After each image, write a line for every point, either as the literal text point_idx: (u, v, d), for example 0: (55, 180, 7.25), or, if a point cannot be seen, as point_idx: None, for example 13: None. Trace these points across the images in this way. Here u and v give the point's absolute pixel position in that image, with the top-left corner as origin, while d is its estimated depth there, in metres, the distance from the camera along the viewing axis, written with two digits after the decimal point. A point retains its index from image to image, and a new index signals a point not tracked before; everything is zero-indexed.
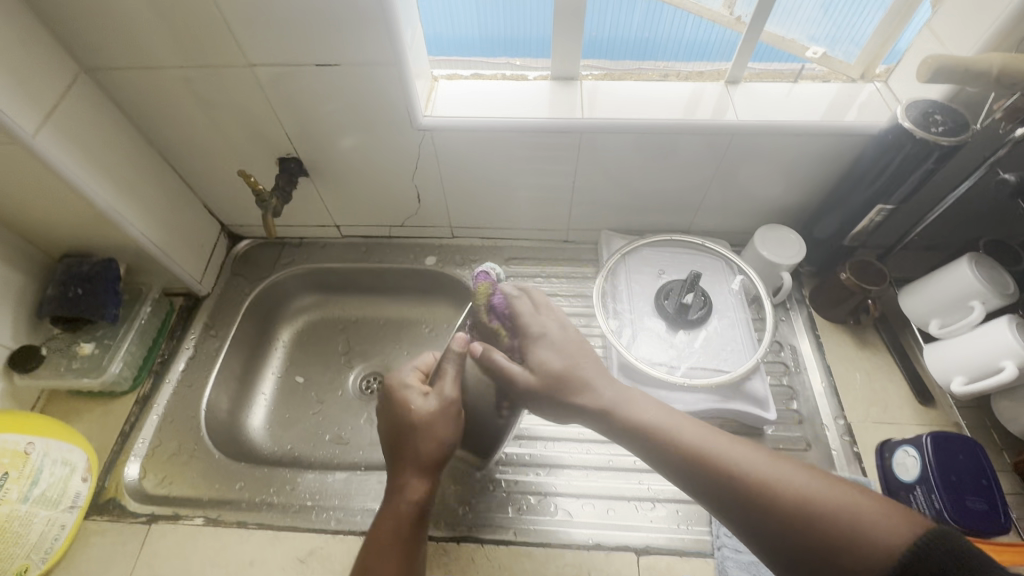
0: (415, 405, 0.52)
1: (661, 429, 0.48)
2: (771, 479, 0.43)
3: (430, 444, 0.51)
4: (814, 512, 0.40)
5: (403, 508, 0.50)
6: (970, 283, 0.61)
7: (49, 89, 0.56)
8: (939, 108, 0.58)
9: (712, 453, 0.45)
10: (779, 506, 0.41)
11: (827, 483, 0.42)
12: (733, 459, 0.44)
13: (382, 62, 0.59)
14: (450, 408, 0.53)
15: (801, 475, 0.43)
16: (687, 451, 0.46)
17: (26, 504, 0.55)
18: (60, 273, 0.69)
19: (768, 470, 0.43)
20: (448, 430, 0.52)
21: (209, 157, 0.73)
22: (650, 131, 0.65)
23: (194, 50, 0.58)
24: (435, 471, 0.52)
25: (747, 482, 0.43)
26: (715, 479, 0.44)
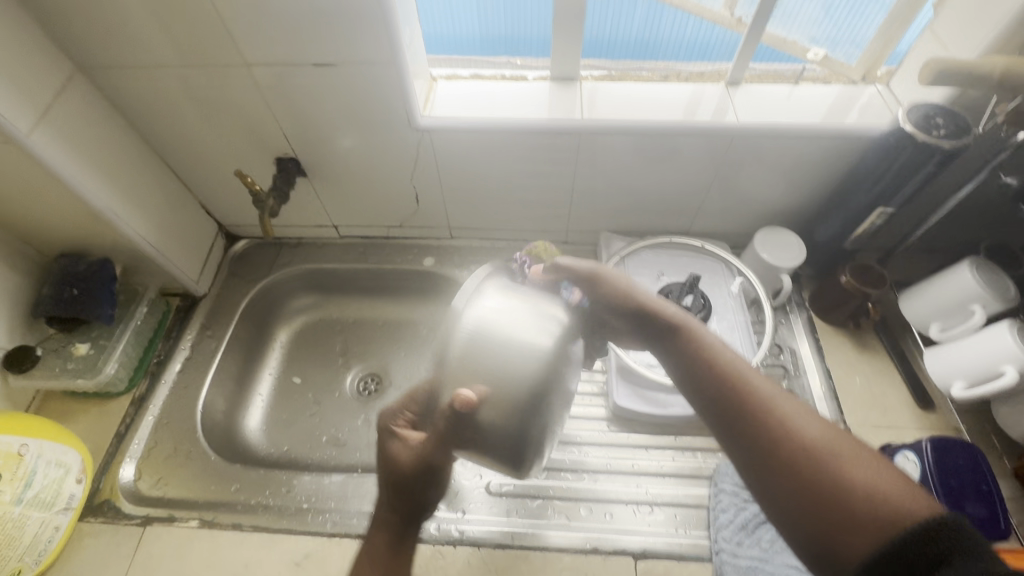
0: (397, 453, 0.45)
1: (703, 339, 0.46)
2: (793, 427, 0.39)
3: (409, 496, 0.44)
4: (826, 466, 0.36)
5: (364, 564, 0.42)
6: (971, 287, 0.61)
7: (44, 88, 0.56)
8: (940, 111, 0.58)
9: (750, 384, 0.42)
10: (784, 445, 0.38)
11: (845, 440, 0.37)
12: (770, 401, 0.40)
13: (380, 61, 0.59)
14: (427, 471, 0.43)
15: (829, 430, 0.38)
16: (720, 367, 0.44)
17: (19, 506, 0.54)
18: (55, 273, 0.69)
19: (790, 414, 0.39)
20: (422, 492, 0.44)
21: (206, 156, 0.73)
22: (650, 133, 0.65)
23: (191, 49, 0.58)
24: (406, 529, 0.44)
25: (770, 428, 0.39)
26: (738, 400, 0.42)
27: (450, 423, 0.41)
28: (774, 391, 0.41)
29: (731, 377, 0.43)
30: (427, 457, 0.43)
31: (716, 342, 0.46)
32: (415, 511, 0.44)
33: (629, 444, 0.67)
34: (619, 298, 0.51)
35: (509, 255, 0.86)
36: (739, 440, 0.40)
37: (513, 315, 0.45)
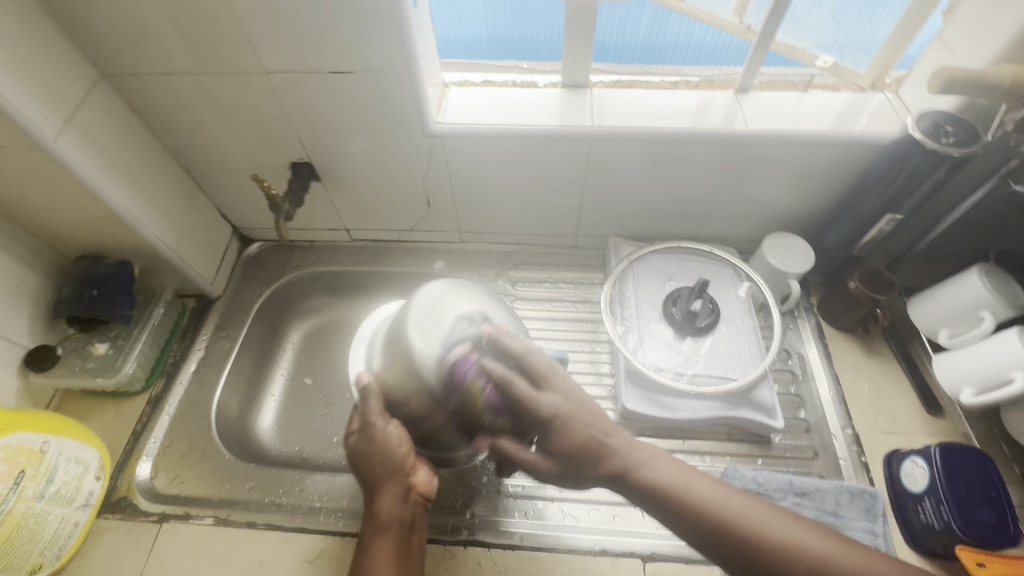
0: (349, 441, 0.55)
1: (642, 464, 0.49)
2: (755, 525, 0.45)
3: (376, 461, 0.53)
4: (818, 569, 0.43)
5: (381, 531, 0.52)
6: (980, 294, 0.61)
7: (69, 95, 0.57)
8: (949, 119, 0.58)
9: (716, 509, 0.46)
10: (758, 550, 0.44)
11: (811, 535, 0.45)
12: (740, 519, 0.46)
13: (394, 69, 0.60)
14: (373, 435, 0.54)
15: (786, 525, 0.46)
16: (668, 490, 0.47)
17: (41, 502, 0.55)
18: (75, 274, 0.70)
19: (741, 508, 0.47)
20: (390, 448, 0.53)
21: (223, 161, 0.74)
22: (660, 139, 0.66)
23: (210, 56, 0.59)
24: (397, 484, 0.53)
25: (759, 547, 0.44)
26: (701, 523, 0.46)
27: (373, 396, 0.55)
28: (715, 490, 0.47)
29: (687, 503, 0.47)
30: (373, 430, 0.54)
31: (653, 464, 0.49)
32: (392, 460, 0.53)
33: None
34: (610, 441, 0.49)
35: (518, 259, 0.87)
36: (708, 546, 0.46)
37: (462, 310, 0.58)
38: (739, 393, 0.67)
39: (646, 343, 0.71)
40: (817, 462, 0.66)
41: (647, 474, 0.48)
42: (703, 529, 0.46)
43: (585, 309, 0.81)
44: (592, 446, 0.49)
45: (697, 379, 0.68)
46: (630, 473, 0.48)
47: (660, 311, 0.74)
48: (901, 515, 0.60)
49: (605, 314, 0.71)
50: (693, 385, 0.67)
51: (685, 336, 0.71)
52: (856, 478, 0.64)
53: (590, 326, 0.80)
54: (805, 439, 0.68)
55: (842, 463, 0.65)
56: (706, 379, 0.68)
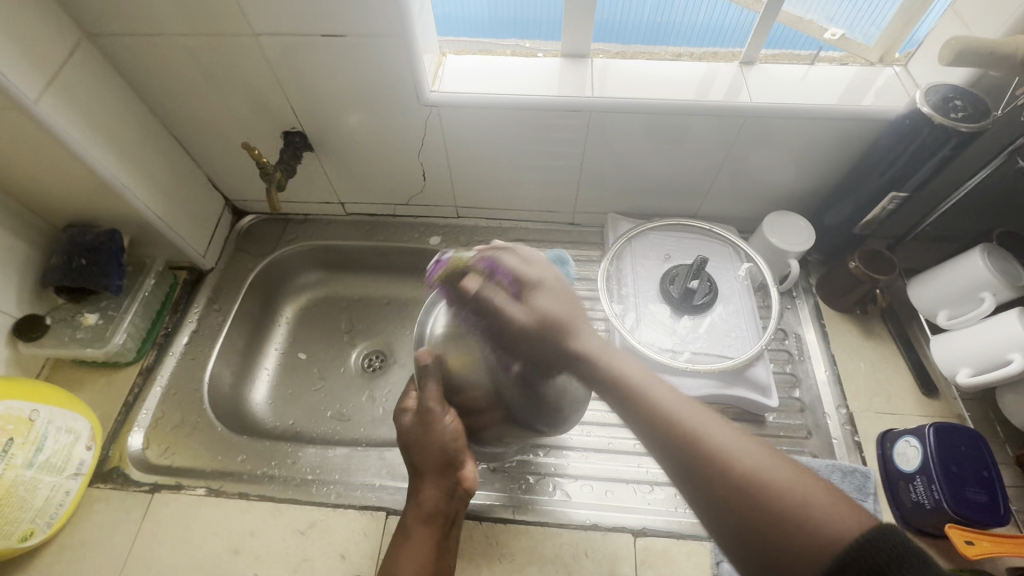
0: (405, 422, 0.55)
1: (644, 388, 0.44)
2: (728, 455, 0.38)
3: (425, 450, 0.53)
4: (764, 493, 0.36)
5: (419, 521, 0.53)
6: (981, 274, 0.60)
7: (51, 54, 0.55)
8: (959, 93, 0.57)
9: (679, 423, 0.41)
10: (722, 479, 0.37)
11: (782, 464, 0.37)
12: (700, 430, 0.40)
13: (389, 34, 0.58)
14: (432, 425, 0.53)
15: (776, 467, 0.37)
16: (664, 416, 0.42)
17: (32, 470, 0.55)
18: (64, 243, 0.69)
19: (722, 441, 0.39)
20: (443, 442, 0.53)
21: (214, 129, 0.73)
22: (661, 111, 0.64)
23: (197, 16, 0.57)
24: (443, 479, 0.54)
25: (705, 454, 0.39)
26: (678, 446, 0.40)
27: (432, 378, 0.54)
28: (707, 426, 0.40)
29: (673, 422, 0.41)
30: (424, 415, 0.53)
31: (662, 396, 0.43)
32: (444, 454, 0.53)
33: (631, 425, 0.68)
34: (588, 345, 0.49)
35: (515, 236, 0.86)
36: (677, 470, 0.40)
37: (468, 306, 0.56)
38: (735, 371, 0.67)
39: (643, 320, 0.71)
40: (811, 442, 0.66)
41: (650, 397, 0.44)
42: (652, 424, 0.42)
43: (582, 287, 0.81)
44: (574, 318, 0.52)
45: (693, 357, 0.68)
46: (619, 384, 0.46)
47: (657, 289, 0.73)
48: (891, 493, 0.60)
49: (601, 291, 0.70)
50: (689, 363, 0.66)
51: (682, 315, 0.71)
52: (848, 457, 0.64)
53: (586, 303, 0.79)
54: (799, 419, 0.68)
55: (835, 443, 0.65)
56: (702, 357, 0.68)
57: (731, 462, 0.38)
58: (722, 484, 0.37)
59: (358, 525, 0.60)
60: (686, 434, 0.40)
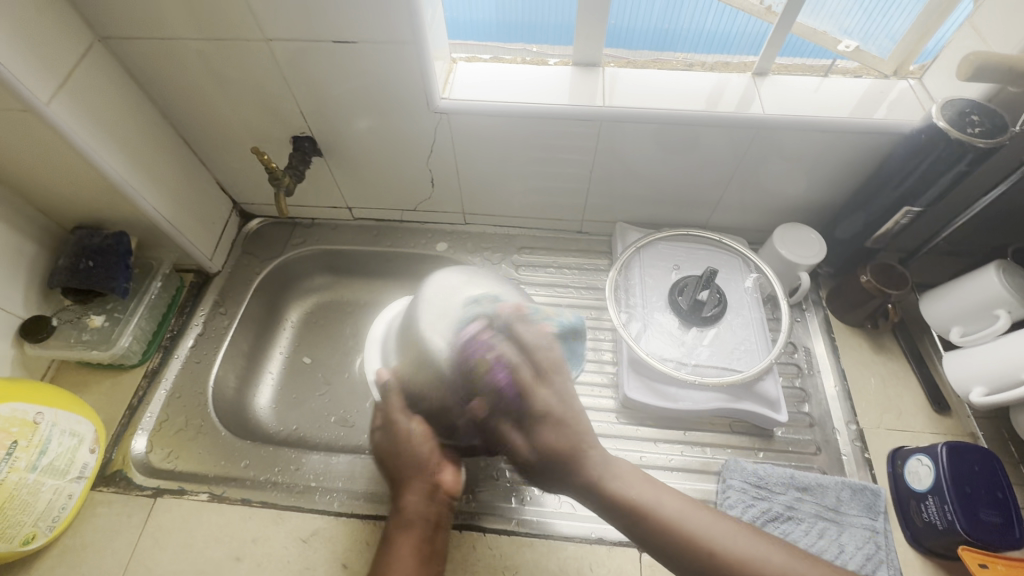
0: (381, 442, 0.57)
1: (644, 504, 0.48)
2: (749, 560, 0.44)
3: (405, 462, 0.55)
4: None
5: (400, 526, 0.53)
6: (996, 290, 0.59)
7: (64, 57, 0.55)
8: (976, 108, 0.56)
9: (684, 525, 0.46)
10: None
11: (798, 559, 0.45)
12: (706, 534, 0.46)
13: (400, 41, 0.58)
14: (408, 434, 0.56)
15: (774, 554, 0.45)
16: (670, 528, 0.46)
17: (35, 474, 0.54)
18: (72, 244, 0.69)
19: (729, 537, 0.46)
20: (412, 447, 0.55)
21: (224, 133, 0.73)
22: (672, 121, 0.64)
23: (209, 21, 0.57)
24: (421, 482, 0.54)
25: (730, 562, 0.44)
26: (686, 556, 0.46)
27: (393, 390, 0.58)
28: (707, 523, 0.47)
29: (684, 539, 0.46)
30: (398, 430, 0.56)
31: (662, 502, 0.48)
32: (422, 461, 0.55)
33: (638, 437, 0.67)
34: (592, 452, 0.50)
35: (522, 243, 0.85)
36: None
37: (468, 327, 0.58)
38: (743, 385, 0.66)
39: (650, 331, 0.70)
40: (820, 458, 0.65)
41: (616, 487, 0.49)
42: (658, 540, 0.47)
43: (588, 295, 0.80)
44: (575, 456, 0.50)
45: (701, 370, 0.67)
46: (619, 508, 0.48)
47: (665, 300, 0.72)
48: (903, 513, 0.59)
49: (609, 301, 0.69)
50: (696, 375, 0.65)
51: (690, 326, 0.70)
52: (858, 474, 0.63)
53: (593, 313, 0.78)
54: (808, 434, 0.67)
55: (845, 459, 0.64)
56: (710, 370, 0.67)
57: (741, 560, 0.44)
58: None
59: (361, 534, 0.60)
60: (678, 526, 0.46)
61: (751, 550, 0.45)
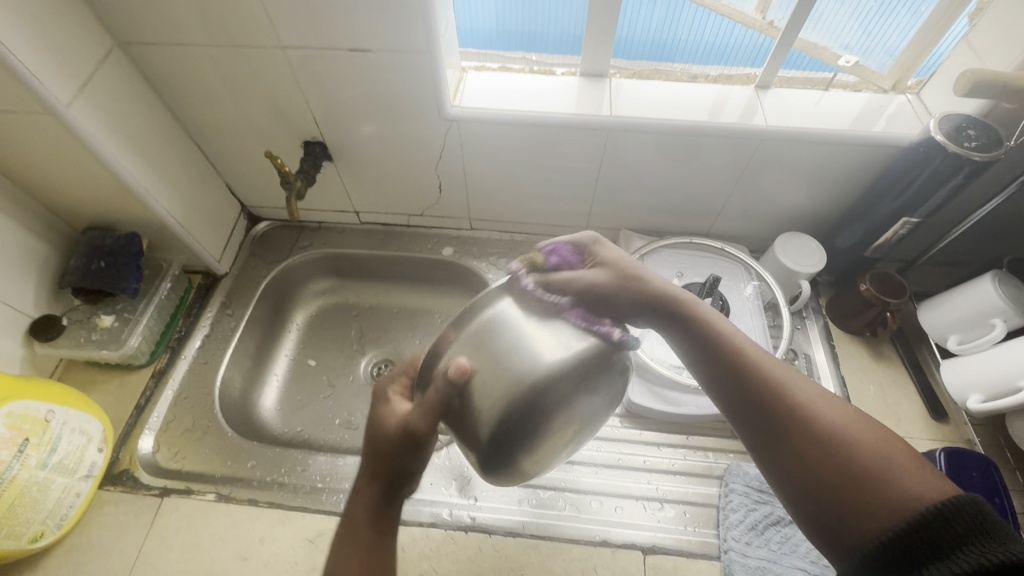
0: (385, 421, 0.44)
1: (727, 341, 0.45)
2: (816, 413, 0.39)
3: (390, 461, 0.42)
4: (837, 443, 0.38)
5: (352, 514, 0.43)
6: (992, 299, 0.61)
7: (84, 62, 0.56)
8: (972, 122, 0.58)
9: (764, 371, 0.43)
10: (801, 426, 0.39)
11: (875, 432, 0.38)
12: (783, 380, 0.42)
13: (413, 50, 0.59)
14: (417, 435, 0.42)
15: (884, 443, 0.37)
16: (745, 368, 0.43)
17: (45, 471, 0.55)
18: (83, 245, 0.70)
19: (844, 425, 0.38)
20: (410, 456, 0.42)
21: (236, 137, 0.74)
22: (676, 131, 0.65)
23: (227, 29, 0.59)
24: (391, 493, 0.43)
25: (793, 407, 0.40)
26: (774, 415, 0.41)
27: (440, 385, 0.41)
28: (819, 399, 0.40)
29: (751, 378, 0.43)
30: (413, 422, 0.42)
31: (772, 367, 0.43)
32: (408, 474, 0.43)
33: (641, 441, 0.68)
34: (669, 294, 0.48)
35: (527, 249, 0.86)
36: (753, 420, 0.42)
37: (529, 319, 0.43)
38: None
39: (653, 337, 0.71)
40: None
41: (708, 325, 0.47)
42: (730, 372, 0.44)
43: None
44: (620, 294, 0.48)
45: None
46: (706, 340, 0.46)
47: None
48: None
49: None
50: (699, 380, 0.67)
51: None
52: None
53: None
54: None
55: None
56: None
57: (799, 404, 0.40)
58: (786, 423, 0.40)
59: None
60: (753, 364, 0.43)
61: (861, 436, 0.38)
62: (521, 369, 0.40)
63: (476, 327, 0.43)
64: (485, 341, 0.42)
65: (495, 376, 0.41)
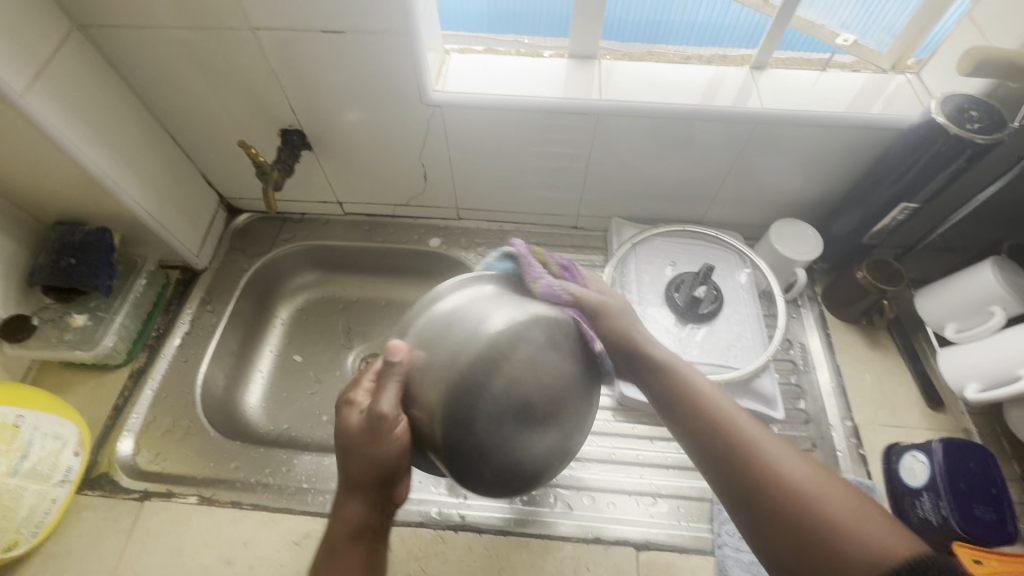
0: (354, 427, 0.41)
1: (689, 392, 0.45)
2: (777, 470, 0.39)
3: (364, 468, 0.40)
4: (801, 505, 0.37)
5: (339, 532, 0.40)
6: (992, 286, 0.59)
7: (41, 49, 0.53)
8: (974, 103, 0.56)
9: (724, 425, 0.42)
10: (765, 486, 0.39)
11: (835, 487, 0.37)
12: (741, 432, 0.41)
13: (392, 32, 0.56)
14: (388, 428, 0.39)
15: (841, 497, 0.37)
16: (708, 421, 0.43)
17: (15, 478, 0.53)
18: (51, 241, 0.67)
19: (802, 478, 0.38)
20: (389, 454, 0.40)
21: (210, 126, 0.70)
22: (669, 116, 0.63)
23: (193, 10, 0.55)
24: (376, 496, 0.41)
25: (755, 464, 0.40)
26: (735, 473, 0.40)
27: (389, 384, 0.40)
28: (779, 448, 0.40)
29: (715, 433, 0.42)
30: (379, 423, 0.39)
31: (737, 417, 0.43)
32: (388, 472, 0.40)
33: (634, 435, 0.67)
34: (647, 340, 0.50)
35: (517, 239, 0.84)
36: (719, 479, 0.41)
37: (493, 307, 0.41)
38: (740, 382, 0.66)
39: (645, 328, 0.69)
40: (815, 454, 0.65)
41: (678, 373, 0.47)
42: (696, 427, 0.44)
43: None
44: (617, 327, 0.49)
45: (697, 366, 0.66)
46: (675, 391, 0.46)
47: (663, 296, 0.72)
48: (898, 510, 0.59)
49: None
50: None
51: (687, 322, 0.69)
52: (853, 469, 0.63)
53: None
54: (804, 431, 0.66)
55: (840, 455, 0.64)
56: (706, 366, 0.66)
57: (760, 461, 0.40)
58: (748, 482, 0.39)
59: None
60: (716, 418, 0.43)
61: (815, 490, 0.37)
62: (468, 332, 0.40)
63: (424, 322, 0.42)
64: (441, 329, 0.41)
65: (439, 344, 0.40)
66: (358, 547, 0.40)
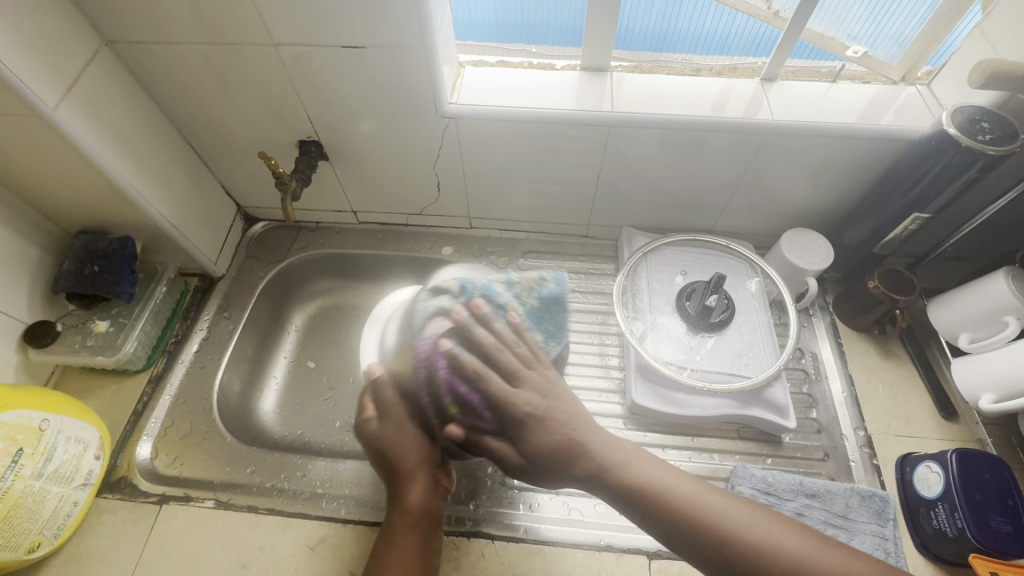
0: (375, 431, 0.59)
1: (657, 493, 0.48)
2: (758, 539, 0.46)
3: (404, 453, 0.57)
4: (794, 565, 0.44)
5: (413, 503, 0.54)
6: (1005, 297, 0.59)
7: (72, 64, 0.55)
8: (985, 114, 0.56)
9: (705, 515, 0.47)
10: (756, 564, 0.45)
11: (799, 539, 0.46)
12: (721, 523, 0.47)
13: (409, 46, 0.58)
14: (400, 420, 0.58)
15: (800, 545, 0.45)
16: (689, 514, 0.47)
17: (40, 481, 0.54)
18: (76, 249, 0.68)
19: (779, 539, 0.46)
20: (415, 441, 0.57)
21: (230, 138, 0.72)
22: (679, 128, 0.64)
23: (218, 27, 0.57)
24: (427, 476, 0.56)
25: (745, 545, 0.45)
26: (733, 557, 0.45)
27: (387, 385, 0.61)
28: (718, 503, 0.48)
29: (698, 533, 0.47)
30: (397, 419, 0.58)
31: (698, 497, 0.48)
32: (423, 456, 0.57)
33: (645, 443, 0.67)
34: (589, 447, 0.52)
35: (528, 247, 0.85)
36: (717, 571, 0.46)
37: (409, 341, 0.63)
38: (752, 391, 0.66)
39: (656, 336, 0.70)
40: (827, 464, 0.65)
41: (630, 471, 0.50)
42: (675, 533, 0.48)
43: (595, 300, 0.80)
44: (569, 445, 0.52)
45: (708, 374, 0.67)
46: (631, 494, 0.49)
47: (673, 305, 0.72)
48: (912, 521, 0.59)
49: (616, 305, 0.69)
50: (703, 380, 0.66)
51: (697, 331, 0.69)
52: (866, 480, 0.63)
53: (599, 317, 0.78)
54: (816, 441, 0.66)
55: (853, 465, 0.64)
56: (716, 375, 0.67)
57: (749, 541, 0.46)
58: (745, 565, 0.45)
59: (368, 541, 0.59)
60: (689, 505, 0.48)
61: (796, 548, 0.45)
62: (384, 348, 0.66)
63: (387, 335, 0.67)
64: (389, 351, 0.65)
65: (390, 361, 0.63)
66: (419, 525, 0.53)
